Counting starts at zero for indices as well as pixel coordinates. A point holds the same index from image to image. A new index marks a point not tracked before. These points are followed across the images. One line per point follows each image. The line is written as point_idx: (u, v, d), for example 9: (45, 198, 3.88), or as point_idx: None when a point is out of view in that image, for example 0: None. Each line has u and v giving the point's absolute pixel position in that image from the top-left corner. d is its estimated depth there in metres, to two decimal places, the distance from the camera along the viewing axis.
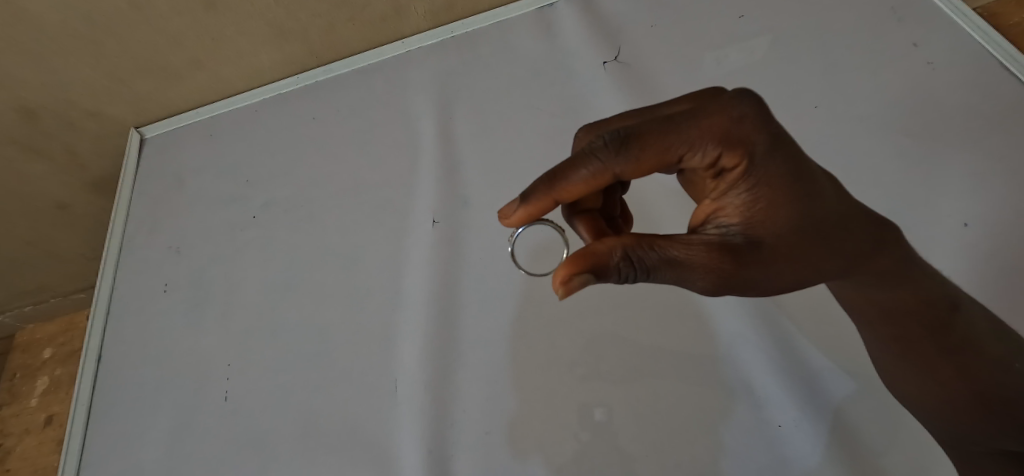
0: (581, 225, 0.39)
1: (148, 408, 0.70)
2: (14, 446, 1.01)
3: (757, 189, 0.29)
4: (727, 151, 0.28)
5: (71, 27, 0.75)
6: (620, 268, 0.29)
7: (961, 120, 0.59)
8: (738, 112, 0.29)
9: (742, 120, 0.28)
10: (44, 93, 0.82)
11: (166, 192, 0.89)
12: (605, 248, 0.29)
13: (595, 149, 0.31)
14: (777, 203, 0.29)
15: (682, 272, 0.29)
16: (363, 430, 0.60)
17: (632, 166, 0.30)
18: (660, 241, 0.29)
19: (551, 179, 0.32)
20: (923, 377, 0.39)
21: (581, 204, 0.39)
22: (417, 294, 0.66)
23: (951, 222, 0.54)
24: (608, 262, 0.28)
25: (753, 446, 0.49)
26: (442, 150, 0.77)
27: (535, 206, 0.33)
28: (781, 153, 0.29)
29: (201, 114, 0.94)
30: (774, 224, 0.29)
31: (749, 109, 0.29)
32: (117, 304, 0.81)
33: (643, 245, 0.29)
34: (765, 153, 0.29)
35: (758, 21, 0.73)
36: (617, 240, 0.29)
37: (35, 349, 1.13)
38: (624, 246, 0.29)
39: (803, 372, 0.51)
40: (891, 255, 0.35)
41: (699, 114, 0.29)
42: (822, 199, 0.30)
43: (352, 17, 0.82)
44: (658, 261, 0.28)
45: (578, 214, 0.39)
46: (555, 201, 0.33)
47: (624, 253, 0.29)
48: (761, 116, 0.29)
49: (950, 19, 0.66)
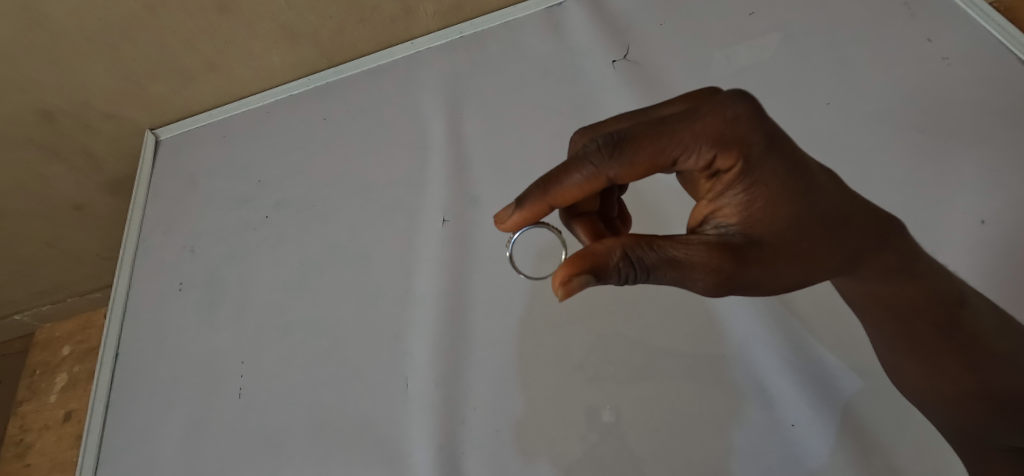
0: (578, 228, 0.39)
1: (163, 405, 0.72)
2: (34, 441, 1.03)
3: (755, 188, 0.29)
4: (722, 152, 0.28)
5: (88, 30, 0.76)
6: (620, 269, 0.29)
7: (977, 115, 0.58)
8: (732, 112, 0.28)
9: (736, 121, 0.28)
10: (61, 96, 0.84)
11: (181, 191, 0.90)
12: (603, 249, 0.29)
13: (589, 153, 0.31)
14: (776, 202, 0.29)
15: (682, 272, 0.29)
16: (374, 427, 0.61)
17: (625, 169, 0.30)
18: (659, 242, 0.29)
19: (545, 183, 0.32)
20: (930, 372, 0.39)
21: (578, 208, 0.39)
22: (427, 292, 0.67)
23: (968, 219, 0.53)
24: (607, 263, 0.28)
25: (765, 445, 0.48)
26: (451, 149, 0.77)
27: (531, 211, 0.34)
28: (777, 152, 0.28)
29: (215, 115, 0.95)
30: (773, 222, 0.29)
31: (743, 109, 0.28)
32: (134, 302, 0.83)
33: (641, 245, 0.29)
34: (762, 153, 0.28)
35: (768, 18, 0.73)
36: (616, 241, 0.29)
37: (54, 347, 1.16)
38: (622, 247, 0.29)
39: (816, 370, 0.50)
40: (895, 251, 0.35)
41: (692, 115, 0.28)
42: (824, 197, 0.30)
43: (362, 19, 0.82)
44: (657, 260, 0.29)
45: (575, 217, 0.39)
46: (550, 205, 0.33)
47: (623, 254, 0.29)
48: (756, 114, 0.28)
49: (964, 14, 0.65)
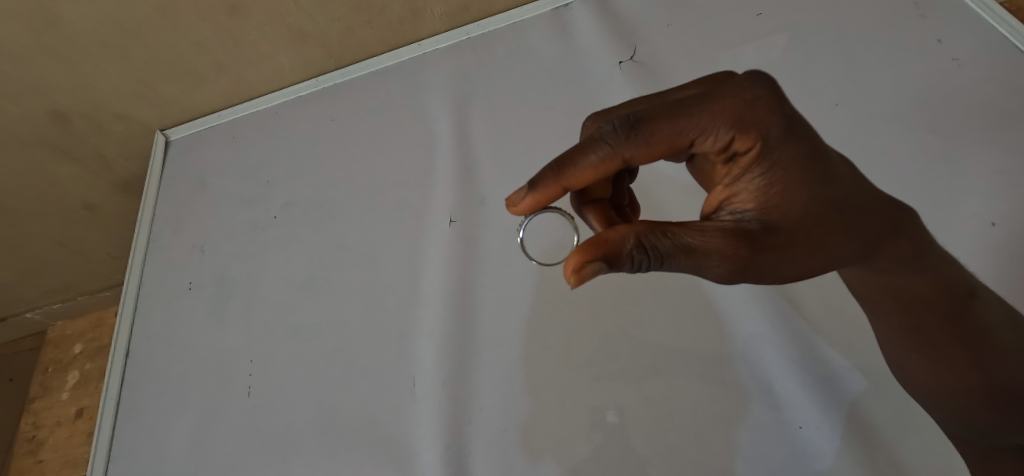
0: (590, 215, 0.40)
1: (172, 403, 0.72)
2: (47, 437, 1.05)
3: (772, 172, 0.29)
4: (739, 134, 0.29)
5: (101, 32, 0.77)
6: (633, 256, 0.29)
7: (987, 117, 0.58)
8: (751, 95, 0.29)
9: (755, 102, 0.29)
10: (74, 97, 0.85)
11: (191, 192, 0.91)
12: (617, 236, 0.29)
13: (605, 135, 0.31)
14: (793, 187, 0.29)
15: (697, 258, 0.28)
16: (382, 426, 0.61)
17: (641, 150, 0.31)
18: (673, 229, 0.29)
19: (558, 166, 0.33)
20: (936, 367, 0.39)
21: (590, 194, 0.40)
22: (435, 291, 0.67)
23: (977, 221, 0.53)
24: (621, 249, 0.29)
25: (773, 447, 0.48)
26: (458, 150, 0.78)
27: (544, 193, 0.34)
28: (793, 138, 0.29)
29: (223, 116, 0.96)
30: (790, 208, 0.29)
31: (762, 92, 0.29)
32: (144, 301, 0.83)
33: (655, 232, 0.29)
34: (780, 137, 0.29)
35: (776, 18, 0.72)
36: (629, 228, 0.29)
37: (66, 344, 1.17)
38: (637, 234, 0.29)
39: (824, 371, 0.50)
40: (908, 240, 0.35)
41: (710, 98, 0.30)
42: (839, 184, 0.31)
43: (371, 20, 0.83)
44: (672, 247, 0.28)
45: (587, 205, 0.40)
46: (563, 187, 0.33)
47: (637, 241, 0.29)
48: (773, 98, 0.29)
49: (975, 14, 0.64)
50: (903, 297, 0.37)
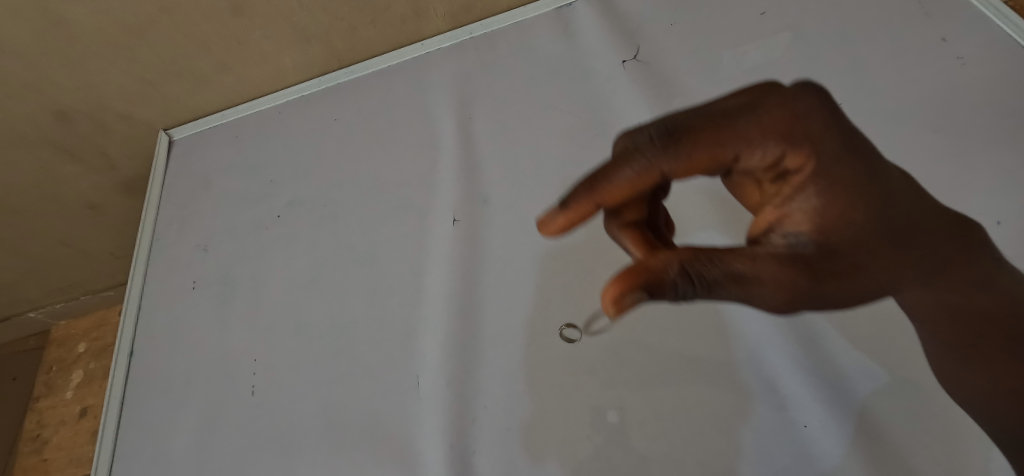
0: (628, 237, 0.55)
1: (176, 402, 0.72)
2: (51, 436, 1.06)
3: (823, 197, 0.46)
4: (790, 153, 0.48)
5: (105, 31, 0.77)
6: (676, 283, 0.44)
7: (992, 115, 0.58)
8: (812, 121, 0.51)
9: (810, 124, 0.50)
10: (79, 97, 0.85)
11: (195, 191, 0.91)
12: (659, 268, 0.45)
13: (645, 153, 0.55)
14: (855, 206, 0.46)
15: (731, 278, 0.46)
16: (385, 425, 0.61)
17: (676, 165, 0.54)
18: (717, 258, 0.46)
19: (592, 185, 0.57)
20: (984, 356, 0.43)
21: (628, 219, 0.56)
22: (439, 290, 0.67)
23: (982, 219, 0.52)
24: (665, 279, 0.45)
25: (778, 447, 0.48)
26: (461, 149, 0.78)
27: (577, 211, 0.59)
28: (852, 159, 0.49)
29: (227, 116, 0.96)
30: (847, 227, 0.45)
31: (813, 121, 0.51)
32: (148, 300, 0.84)
33: (699, 262, 0.45)
34: (841, 152, 0.49)
35: (780, 18, 0.72)
36: (671, 261, 0.46)
37: (71, 343, 1.18)
38: (678, 265, 0.45)
39: (829, 370, 0.49)
40: (931, 241, 0.47)
41: (762, 124, 0.50)
42: (884, 199, 0.49)
43: (374, 20, 0.83)
44: (710, 275, 0.45)
45: (626, 228, 0.55)
46: (597, 203, 0.57)
47: (680, 271, 0.45)
48: (828, 130, 0.51)
49: (979, 14, 0.64)
50: (936, 280, 0.45)
